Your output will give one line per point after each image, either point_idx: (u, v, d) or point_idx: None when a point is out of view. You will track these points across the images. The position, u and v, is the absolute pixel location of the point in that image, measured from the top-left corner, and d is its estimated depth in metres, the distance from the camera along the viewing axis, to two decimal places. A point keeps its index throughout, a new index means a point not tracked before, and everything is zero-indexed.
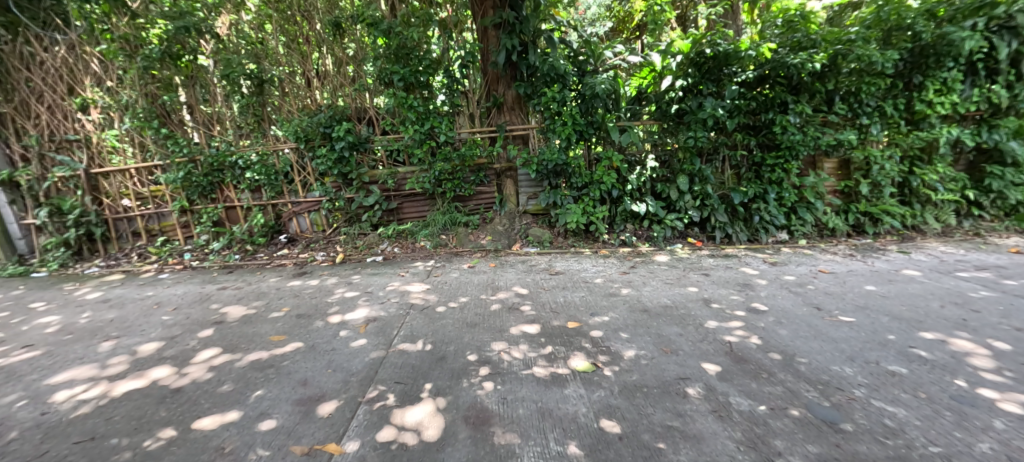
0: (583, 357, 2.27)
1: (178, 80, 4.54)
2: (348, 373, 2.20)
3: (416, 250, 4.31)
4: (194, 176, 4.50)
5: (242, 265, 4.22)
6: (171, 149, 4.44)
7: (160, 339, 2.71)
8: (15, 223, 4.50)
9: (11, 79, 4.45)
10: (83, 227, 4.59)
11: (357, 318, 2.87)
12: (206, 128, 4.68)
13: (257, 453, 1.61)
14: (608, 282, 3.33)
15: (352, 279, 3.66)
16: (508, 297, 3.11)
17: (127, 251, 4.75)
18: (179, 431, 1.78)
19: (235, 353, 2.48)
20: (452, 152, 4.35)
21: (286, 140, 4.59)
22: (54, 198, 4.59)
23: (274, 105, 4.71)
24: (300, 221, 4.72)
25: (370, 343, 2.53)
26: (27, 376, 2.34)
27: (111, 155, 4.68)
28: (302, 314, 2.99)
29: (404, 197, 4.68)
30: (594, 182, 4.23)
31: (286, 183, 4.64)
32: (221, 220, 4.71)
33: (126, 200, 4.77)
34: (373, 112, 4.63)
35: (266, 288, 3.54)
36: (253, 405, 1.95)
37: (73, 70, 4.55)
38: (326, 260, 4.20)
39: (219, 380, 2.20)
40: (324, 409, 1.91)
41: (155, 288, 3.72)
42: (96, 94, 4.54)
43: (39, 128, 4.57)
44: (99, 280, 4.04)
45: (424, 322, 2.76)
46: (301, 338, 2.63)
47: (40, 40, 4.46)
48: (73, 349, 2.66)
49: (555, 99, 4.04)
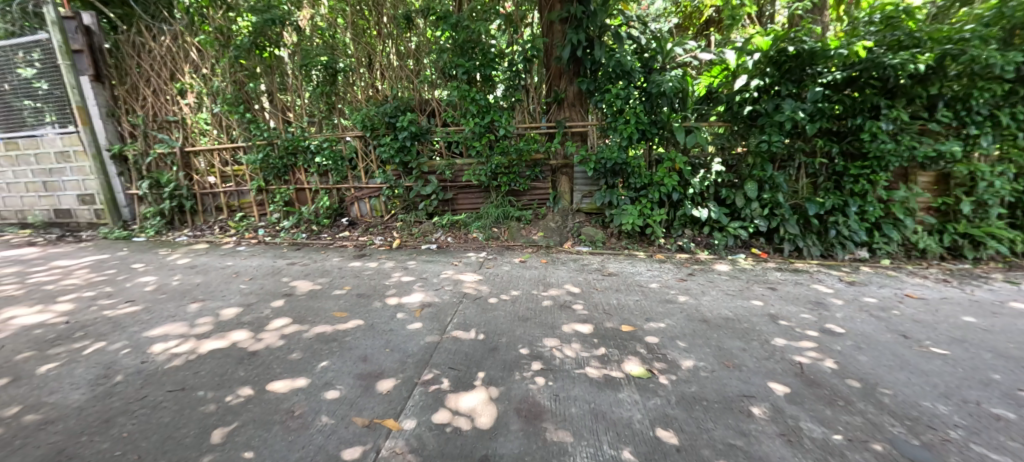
0: (637, 361, 2.21)
1: (261, 70, 4.87)
2: (404, 354, 2.29)
3: (469, 241, 4.40)
4: (272, 158, 4.86)
5: (308, 244, 4.53)
6: (254, 132, 4.82)
7: (239, 305, 2.97)
8: (122, 192, 5.21)
9: (126, 65, 5.07)
10: (176, 200, 5.13)
11: (413, 302, 2.98)
12: (282, 114, 4.97)
13: (323, 421, 1.73)
14: (664, 288, 3.21)
15: (408, 264, 3.80)
16: (560, 295, 3.08)
17: (212, 224, 5.24)
18: (256, 390, 1.97)
19: (303, 325, 2.66)
20: (510, 147, 4.37)
21: (352, 129, 4.82)
22: (154, 172, 5.17)
23: (342, 95, 4.89)
24: (362, 206, 4.97)
25: (426, 327, 2.61)
26: (130, 327, 2.66)
27: (201, 136, 5.14)
28: (363, 293, 3.15)
29: (460, 189, 4.78)
30: (653, 183, 4.09)
31: (351, 169, 4.89)
32: (292, 200, 5.07)
33: (211, 178, 5.23)
34: (435, 104, 4.67)
35: (329, 267, 3.76)
36: (319, 375, 2.09)
37: (175, 58, 5.02)
38: (384, 244, 4.40)
39: (290, 348, 2.37)
40: (382, 385, 2.00)
41: (234, 259, 4.07)
42: (194, 80, 4.99)
43: (146, 109, 5.14)
44: (188, 248, 4.50)
45: (476, 312, 2.80)
46: (361, 316, 2.76)
47: (149, 30, 5.01)
48: (167, 306, 2.99)
49: (620, 97, 3.92)
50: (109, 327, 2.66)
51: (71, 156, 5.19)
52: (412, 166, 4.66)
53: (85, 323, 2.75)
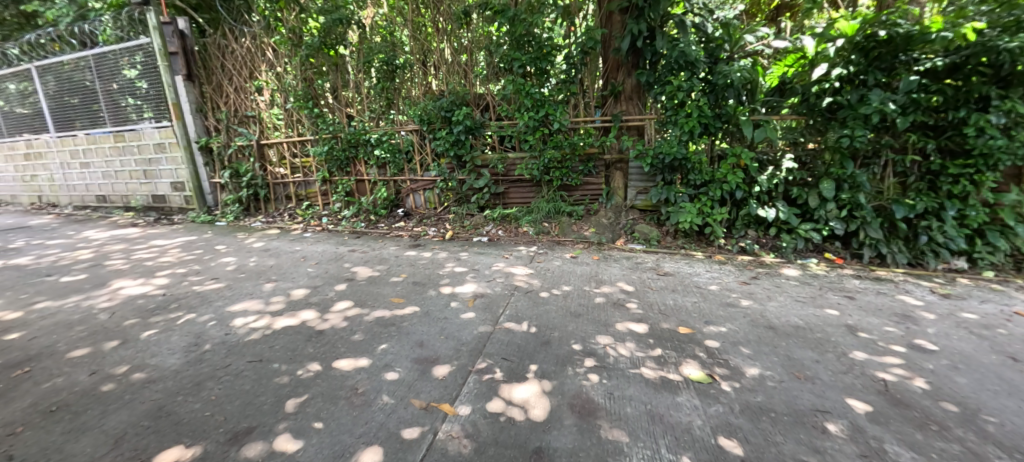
0: (696, 365, 2.12)
1: (328, 67, 5.17)
2: (458, 342, 2.35)
3: (520, 235, 4.43)
4: (336, 150, 5.17)
5: (367, 232, 4.78)
6: (321, 127, 5.14)
7: (307, 287, 3.20)
8: (207, 181, 5.79)
9: (213, 65, 5.59)
10: (252, 189, 5.61)
11: (466, 292, 3.06)
12: (346, 109, 5.24)
13: (384, 400, 1.83)
14: (725, 290, 3.05)
15: (460, 255, 3.90)
16: (612, 292, 3.02)
17: (282, 212, 5.68)
18: (323, 366, 2.11)
19: (364, 308, 2.81)
20: (564, 140, 4.35)
21: (410, 122, 5.00)
22: (234, 163, 5.68)
23: (403, 90, 5.02)
24: (416, 198, 5.14)
25: (479, 317, 2.66)
26: (215, 302, 2.95)
27: (275, 130, 5.57)
28: (418, 281, 3.27)
29: (512, 182, 4.81)
30: (715, 181, 3.89)
31: (407, 162, 5.08)
32: (353, 191, 5.36)
33: (281, 168, 5.65)
34: (490, 98, 4.72)
35: (386, 255, 3.94)
36: (380, 356, 2.21)
37: (254, 57, 5.45)
38: (437, 235, 4.55)
39: (353, 329, 2.52)
40: (438, 371, 2.07)
41: (302, 244, 4.38)
42: (269, 78, 5.39)
43: (228, 105, 5.64)
44: (262, 232, 4.91)
45: (528, 305, 2.82)
46: (417, 303, 2.87)
47: (232, 32, 5.48)
48: (245, 285, 3.28)
49: (682, 89, 3.73)
50: (198, 301, 2.97)
51: (166, 147, 5.82)
52: (465, 159, 4.75)
53: (178, 296, 3.09)
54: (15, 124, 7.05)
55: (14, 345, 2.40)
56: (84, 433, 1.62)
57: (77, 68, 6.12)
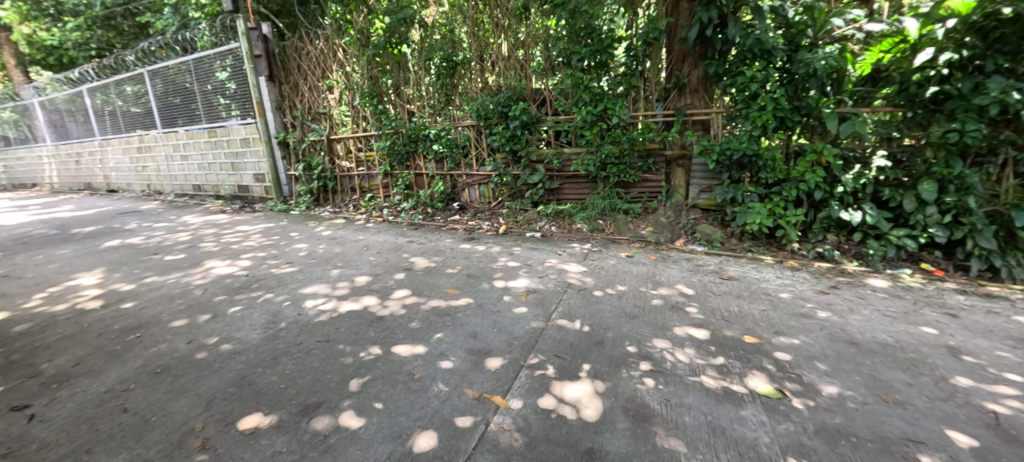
0: (764, 378, 1.97)
1: (392, 66, 5.41)
2: (511, 336, 2.38)
3: (573, 231, 4.38)
4: (398, 145, 5.43)
5: (424, 224, 4.98)
6: (385, 122, 5.42)
7: (369, 274, 3.40)
8: (284, 173, 6.35)
9: (291, 66, 6.08)
10: (322, 181, 6.06)
11: (519, 287, 3.08)
12: (407, 105, 5.46)
13: (439, 388, 1.90)
14: (797, 300, 2.80)
15: (513, 250, 3.94)
16: (670, 295, 2.90)
17: (347, 203, 6.07)
18: (383, 351, 2.23)
19: (421, 297, 2.94)
20: (622, 135, 4.23)
21: (467, 118, 5.11)
22: (306, 157, 6.16)
23: (463, 86, 5.15)
24: (472, 192, 5.27)
25: (531, 313, 2.68)
26: (289, 284, 3.24)
27: (343, 126, 5.95)
28: (472, 274, 3.36)
29: (567, 178, 4.81)
30: (790, 179, 3.58)
31: (464, 156, 5.23)
32: (412, 184, 5.62)
33: (348, 162, 6.04)
34: (547, 93, 4.69)
35: (442, 247, 4.08)
36: (436, 345, 2.29)
37: (325, 58, 5.83)
38: (491, 229, 4.63)
39: (410, 317, 2.64)
40: (491, 363, 2.12)
41: (364, 234, 4.66)
42: (339, 77, 5.75)
43: (303, 103, 6.11)
44: (330, 222, 5.30)
45: (582, 303, 2.79)
46: (471, 295, 2.95)
47: (308, 35, 5.93)
48: (315, 270, 3.56)
49: (755, 80, 3.45)
50: (275, 283, 3.27)
51: (250, 142, 6.44)
52: (521, 154, 4.78)
53: (259, 277, 3.43)
54: (132, 122, 8.16)
55: (129, 313, 2.80)
56: (183, 395, 1.86)
57: (179, 72, 6.93)
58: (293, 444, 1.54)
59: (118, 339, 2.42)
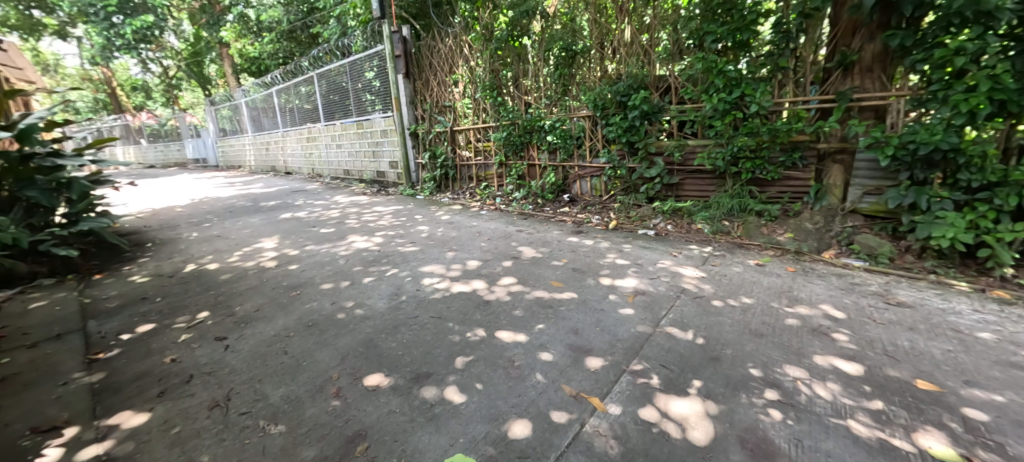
0: (941, 438, 1.47)
1: (512, 58, 5.56)
2: (614, 337, 2.28)
3: (692, 232, 4.01)
4: (513, 136, 5.63)
5: (533, 215, 5.11)
6: (503, 114, 5.66)
7: (480, 259, 3.61)
8: (414, 161, 7.14)
9: (424, 63, 6.71)
10: (445, 169, 6.66)
11: (626, 286, 2.94)
12: (524, 97, 5.55)
13: (537, 378, 1.92)
14: (1013, 345, 2.08)
15: (623, 247, 3.76)
16: (813, 316, 2.43)
17: (465, 190, 6.55)
18: (487, 334, 2.34)
19: (526, 286, 3.01)
20: (761, 126, 3.68)
21: (583, 108, 5.01)
22: (432, 146, 6.81)
23: (580, 76, 5.03)
24: (583, 184, 5.24)
25: (637, 316, 2.51)
26: (412, 262, 3.62)
27: (465, 118, 6.37)
28: (578, 268, 3.31)
29: (689, 173, 4.40)
30: (1008, 182, 2.66)
31: (577, 148, 5.18)
32: (524, 175, 5.79)
33: (467, 152, 6.47)
34: (673, 80, 4.28)
35: (549, 238, 4.11)
36: (537, 335, 2.32)
37: (453, 54, 6.27)
38: (600, 224, 4.52)
39: (515, 304, 2.72)
40: (591, 362, 2.05)
41: (478, 220, 4.97)
42: (464, 72, 6.15)
43: (433, 97, 6.72)
44: (449, 207, 5.79)
45: (697, 313, 2.52)
46: (575, 290, 2.90)
47: (439, 34, 6.44)
48: (434, 250, 3.91)
49: (963, 51, 2.59)
50: (401, 259, 3.69)
51: (388, 133, 7.36)
52: (638, 146, 4.54)
53: (389, 253, 3.91)
54: (304, 117, 9.99)
55: (294, 273, 3.46)
56: (326, 347, 2.23)
57: (338, 73, 8.20)
58: (405, 406, 1.72)
59: (285, 294, 3.01)
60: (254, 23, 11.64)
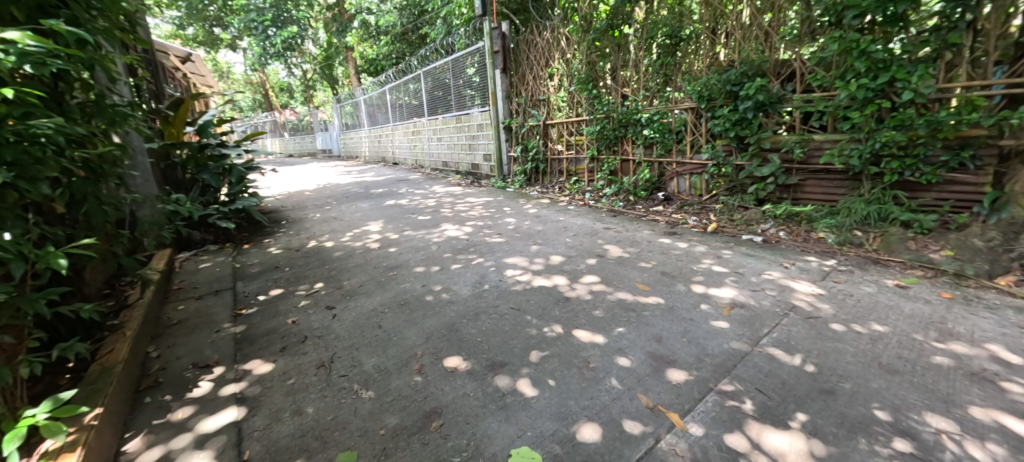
0: None
1: (611, 49, 5.35)
2: (702, 351, 2.07)
3: (811, 240, 3.47)
4: (607, 129, 5.46)
5: (623, 212, 4.91)
6: (598, 107, 5.52)
7: (564, 255, 3.58)
8: (506, 154, 7.37)
9: (521, 58, 6.82)
10: (536, 162, 6.76)
11: (722, 296, 2.66)
12: (621, 88, 5.31)
13: (612, 383, 1.84)
14: None
15: (722, 253, 3.40)
16: (977, 357, 1.90)
17: (554, 184, 6.57)
18: (564, 331, 2.32)
19: (609, 286, 2.90)
20: (917, 117, 3.01)
21: (685, 100, 4.64)
22: (525, 140, 6.94)
23: (684, 64, 4.63)
24: (680, 182, 4.88)
25: (732, 331, 2.25)
26: (496, 252, 3.74)
27: (558, 111, 6.34)
28: (667, 272, 3.08)
29: (812, 173, 3.79)
30: None
31: (677, 142, 4.83)
32: (616, 170, 5.59)
33: (559, 145, 6.45)
34: (799, 64, 3.70)
35: (638, 238, 3.91)
36: (615, 339, 2.22)
37: (550, 47, 6.25)
38: (697, 226, 4.16)
39: (595, 304, 2.65)
40: (674, 375, 1.89)
41: (565, 215, 4.94)
42: (560, 65, 6.10)
43: (528, 91, 6.81)
44: (537, 200, 5.86)
45: (810, 335, 2.16)
46: (662, 296, 2.71)
47: (538, 27, 6.47)
48: (519, 243, 3.99)
49: None
50: (487, 249, 3.84)
51: (484, 127, 7.70)
52: (749, 141, 4.07)
53: (476, 242, 4.10)
54: (411, 112, 10.91)
55: (393, 255, 3.83)
56: (415, 326, 2.44)
57: (442, 70, 8.75)
58: (478, 391, 1.79)
59: (384, 273, 3.35)
60: (374, 28, 12.98)
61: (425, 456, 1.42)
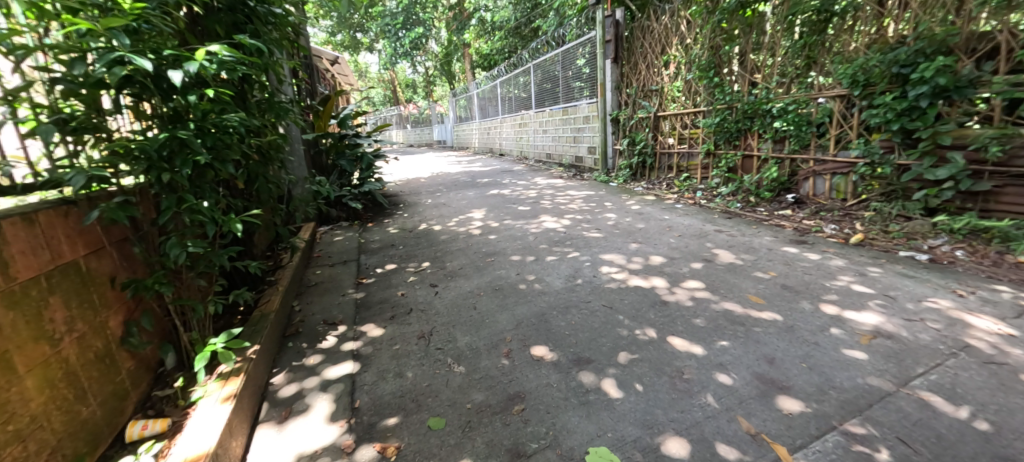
0: None
1: (741, 30, 4.76)
2: (827, 382, 1.76)
3: (1006, 265, 2.68)
4: (728, 121, 4.93)
5: (740, 215, 4.40)
6: (718, 97, 5.01)
7: (665, 256, 3.36)
8: (611, 147, 7.17)
9: (635, 46, 6.48)
10: (642, 157, 6.43)
11: (862, 322, 2.22)
12: (750, 74, 4.71)
13: (707, 400, 1.68)
14: None
15: (867, 270, 2.82)
16: None
17: (662, 180, 6.19)
18: (658, 336, 2.19)
19: (714, 295, 2.64)
20: None
21: (833, 87, 3.93)
22: (632, 132, 6.65)
23: (834, 44, 3.91)
24: (818, 183, 4.19)
25: (872, 364, 1.86)
26: (592, 248, 3.68)
27: (672, 102, 5.91)
28: (790, 286, 2.68)
29: (1015, 177, 2.90)
30: None
31: (817, 136, 4.14)
32: (736, 167, 5.02)
33: (670, 139, 6.02)
34: (1008, 37, 2.87)
35: (756, 244, 3.46)
36: (716, 353, 2.02)
37: (668, 33, 5.82)
38: (835, 235, 3.53)
39: (697, 312, 2.43)
40: (787, 403, 1.65)
41: (671, 214, 4.62)
42: (678, 51, 5.65)
43: (639, 81, 6.48)
44: (641, 196, 5.60)
45: (992, 386, 1.67)
46: (780, 312, 2.37)
47: (655, 12, 6.06)
48: (617, 240, 3.86)
49: None
50: (583, 244, 3.80)
51: (590, 119, 7.59)
52: (918, 136, 3.26)
53: (573, 236, 4.08)
54: (519, 105, 11.24)
55: (492, 242, 4.03)
56: (506, 311, 2.54)
57: (552, 62, 8.80)
58: (561, 384, 1.80)
59: (483, 259, 3.55)
60: (489, 24, 13.58)
61: (505, 436, 1.49)
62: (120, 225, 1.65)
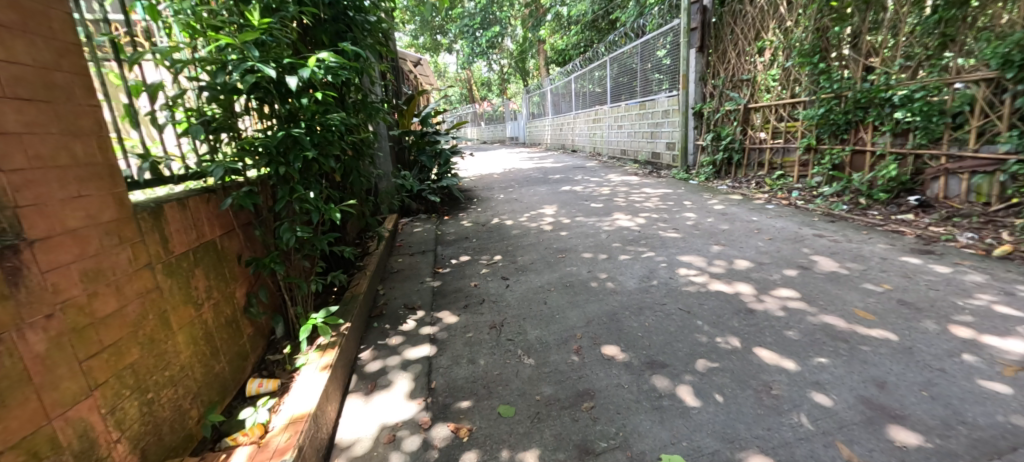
0: None
1: (855, 7, 4.14)
2: (956, 416, 1.50)
3: None
4: (835, 112, 4.36)
5: (846, 218, 3.89)
6: (822, 85, 4.44)
7: (753, 261, 3.08)
8: (693, 142, 6.77)
9: (725, 32, 6.01)
10: (728, 152, 5.98)
11: (1008, 349, 1.85)
12: (866, 58, 4.11)
13: (799, 420, 1.53)
14: None
15: (1018, 289, 2.34)
16: None
17: (750, 178, 5.70)
18: (743, 346, 2.03)
19: (812, 306, 2.38)
20: None
21: (978, 69, 3.29)
22: (718, 126, 6.20)
23: (983, 17, 3.26)
24: (951, 183, 3.56)
25: (1021, 402, 1.54)
26: (668, 248, 3.51)
27: (765, 93, 5.40)
28: (908, 302, 2.32)
29: None
30: None
31: (953, 128, 3.52)
32: (843, 165, 4.46)
33: (763, 133, 5.50)
34: None
35: (866, 252, 3.05)
36: (813, 370, 1.82)
37: (764, 16, 5.30)
38: (972, 246, 2.97)
39: (790, 324, 2.20)
40: (900, 434, 1.44)
41: (760, 215, 4.24)
42: (775, 35, 5.12)
43: (728, 70, 6.01)
44: (726, 195, 5.21)
45: None
46: (895, 331, 2.06)
47: None
48: (696, 241, 3.63)
49: None
50: (659, 244, 3.64)
51: (670, 113, 7.22)
52: None
53: (647, 235, 3.92)
54: (593, 100, 11.03)
55: (563, 239, 4.02)
56: (577, 308, 2.53)
57: (630, 55, 8.49)
58: (633, 386, 1.75)
59: (553, 255, 3.56)
60: (565, 19, 13.44)
61: (574, 431, 1.49)
62: (246, 211, 1.93)
